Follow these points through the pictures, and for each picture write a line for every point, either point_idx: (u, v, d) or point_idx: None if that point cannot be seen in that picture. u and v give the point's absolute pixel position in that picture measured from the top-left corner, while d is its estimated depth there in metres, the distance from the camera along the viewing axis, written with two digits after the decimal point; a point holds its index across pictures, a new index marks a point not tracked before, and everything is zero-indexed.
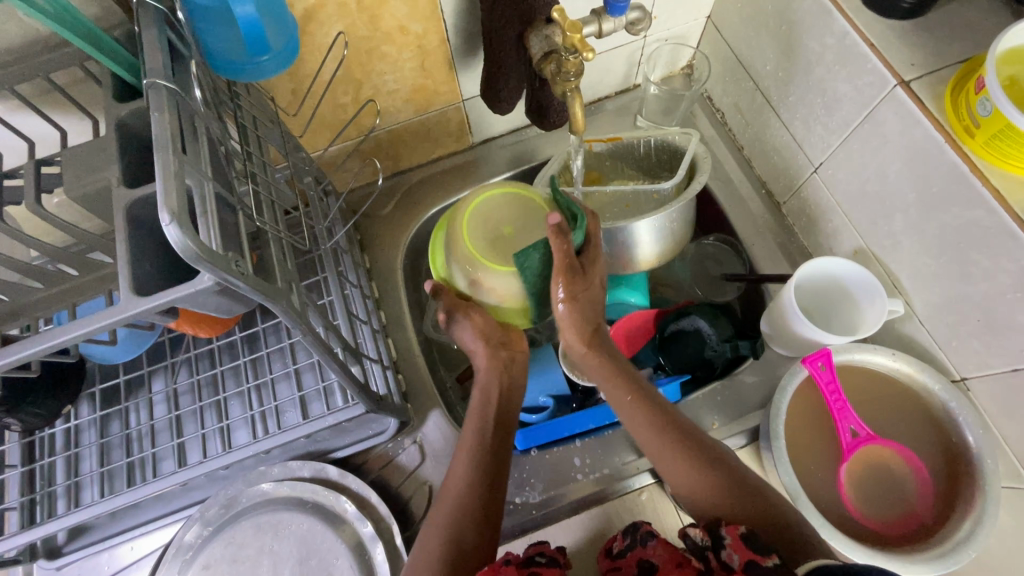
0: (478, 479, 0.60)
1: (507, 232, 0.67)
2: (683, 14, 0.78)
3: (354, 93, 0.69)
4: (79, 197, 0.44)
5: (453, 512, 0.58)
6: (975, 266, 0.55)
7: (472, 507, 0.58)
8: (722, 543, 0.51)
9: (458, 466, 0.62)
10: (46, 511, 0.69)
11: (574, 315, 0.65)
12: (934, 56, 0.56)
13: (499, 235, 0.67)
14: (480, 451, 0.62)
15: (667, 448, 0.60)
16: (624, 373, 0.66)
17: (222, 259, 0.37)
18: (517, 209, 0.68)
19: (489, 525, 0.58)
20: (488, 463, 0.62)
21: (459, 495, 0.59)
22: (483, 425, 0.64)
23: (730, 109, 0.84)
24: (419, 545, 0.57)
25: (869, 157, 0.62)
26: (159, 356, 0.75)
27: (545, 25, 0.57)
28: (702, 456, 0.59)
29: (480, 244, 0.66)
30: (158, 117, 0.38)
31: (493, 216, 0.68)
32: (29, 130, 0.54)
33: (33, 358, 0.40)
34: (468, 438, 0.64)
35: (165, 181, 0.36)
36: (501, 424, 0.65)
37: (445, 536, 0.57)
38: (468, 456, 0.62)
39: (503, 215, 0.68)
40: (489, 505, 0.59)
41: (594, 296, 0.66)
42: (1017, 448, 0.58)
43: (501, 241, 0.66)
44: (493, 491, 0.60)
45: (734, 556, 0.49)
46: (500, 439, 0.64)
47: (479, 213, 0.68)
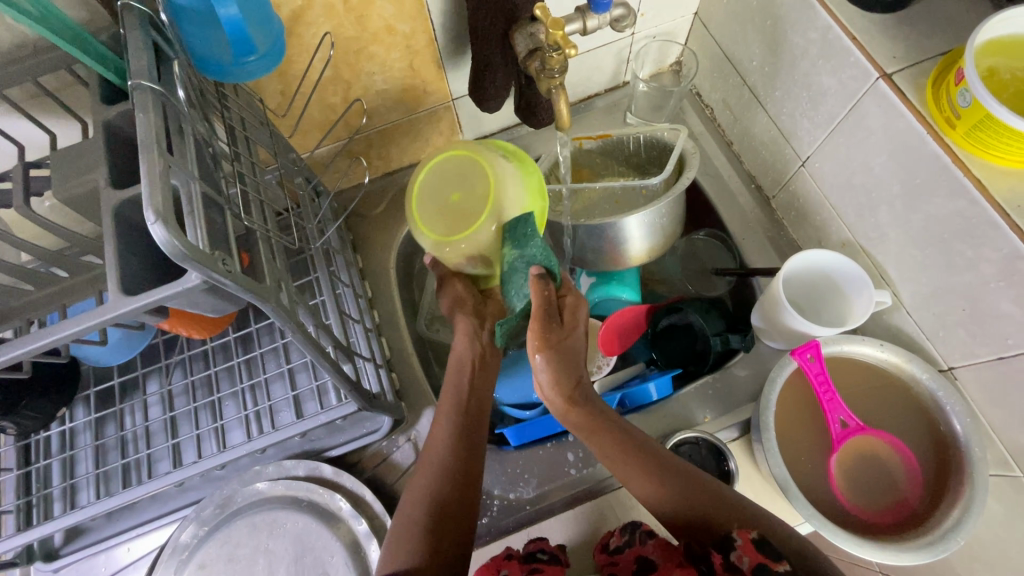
0: (455, 442, 0.61)
1: (454, 199, 0.62)
2: (670, 11, 0.79)
3: (343, 93, 0.69)
4: (69, 199, 0.44)
5: (436, 477, 0.58)
6: (960, 256, 0.55)
7: (453, 473, 0.59)
8: (731, 545, 0.50)
9: (438, 435, 0.62)
10: (42, 513, 0.69)
11: (560, 374, 0.59)
12: (916, 48, 0.57)
13: (450, 205, 0.62)
14: (457, 419, 0.63)
15: (631, 461, 0.59)
16: (605, 426, 0.61)
17: (209, 258, 0.37)
18: (459, 171, 0.63)
19: (468, 489, 0.59)
20: (466, 430, 0.62)
21: (439, 462, 0.60)
22: (460, 393, 0.65)
23: (719, 105, 0.84)
24: (401, 508, 0.58)
25: (854, 150, 0.63)
26: (154, 357, 0.76)
27: (529, 23, 0.57)
28: (664, 469, 0.58)
29: (436, 220, 0.62)
30: (144, 118, 0.38)
31: (439, 189, 0.63)
32: (19, 134, 0.54)
33: (24, 358, 0.40)
34: (445, 409, 0.64)
35: (150, 181, 0.36)
36: (477, 391, 0.66)
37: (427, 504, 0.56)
38: (447, 424, 0.63)
39: (446, 185, 0.63)
40: (466, 469, 0.59)
41: (578, 347, 0.62)
42: (1004, 436, 0.59)
43: (452, 209, 0.62)
44: (470, 453, 0.61)
45: (744, 559, 0.48)
46: (477, 407, 0.65)
47: (426, 195, 0.64)
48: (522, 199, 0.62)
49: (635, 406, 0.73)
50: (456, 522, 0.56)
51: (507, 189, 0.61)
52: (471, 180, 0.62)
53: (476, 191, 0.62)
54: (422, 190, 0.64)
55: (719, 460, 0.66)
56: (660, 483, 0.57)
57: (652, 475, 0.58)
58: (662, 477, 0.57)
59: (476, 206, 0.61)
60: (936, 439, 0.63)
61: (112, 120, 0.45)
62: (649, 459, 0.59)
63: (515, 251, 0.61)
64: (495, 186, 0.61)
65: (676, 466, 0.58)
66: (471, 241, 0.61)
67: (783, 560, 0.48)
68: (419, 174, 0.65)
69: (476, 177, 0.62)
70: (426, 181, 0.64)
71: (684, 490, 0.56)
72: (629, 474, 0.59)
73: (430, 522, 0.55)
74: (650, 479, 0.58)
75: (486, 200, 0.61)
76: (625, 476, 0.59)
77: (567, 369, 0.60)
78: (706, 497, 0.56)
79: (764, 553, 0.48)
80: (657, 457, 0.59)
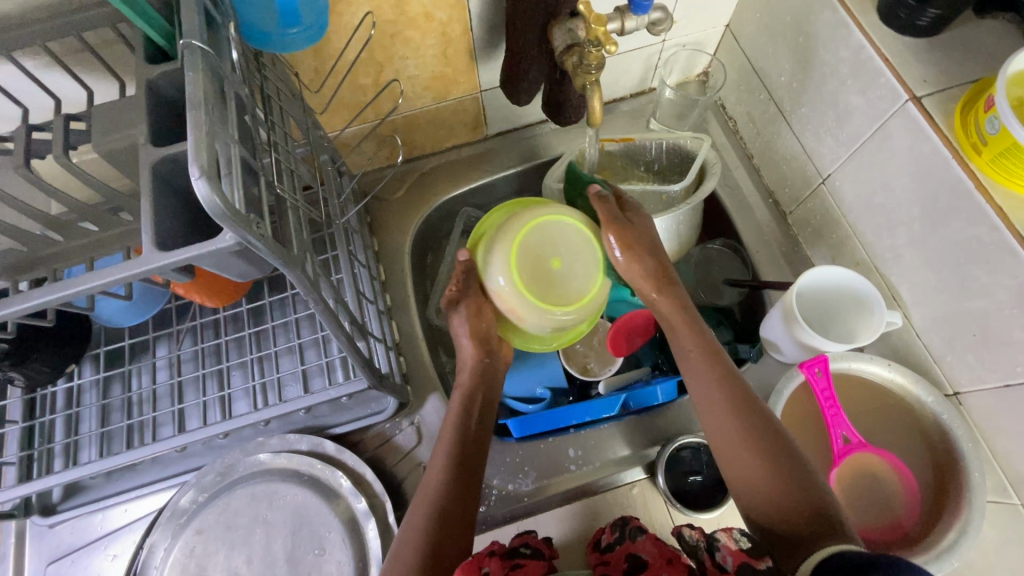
0: (450, 469, 0.58)
1: (554, 265, 0.66)
2: (703, 21, 0.80)
3: (376, 75, 0.70)
4: (107, 155, 0.45)
5: (432, 503, 0.56)
6: (975, 282, 0.56)
7: (449, 506, 0.56)
8: (716, 545, 0.51)
9: (438, 458, 0.59)
10: (44, 468, 0.70)
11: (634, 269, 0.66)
12: (946, 74, 0.57)
13: (549, 266, 0.65)
14: (457, 444, 0.60)
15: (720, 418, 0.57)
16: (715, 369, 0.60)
17: (246, 219, 0.38)
18: (573, 242, 0.67)
19: (462, 516, 0.56)
20: (466, 457, 0.59)
21: (437, 488, 0.57)
22: (466, 414, 0.62)
23: (743, 118, 0.85)
24: (405, 526, 0.56)
25: (877, 170, 0.63)
26: (165, 322, 0.76)
27: (569, 19, 0.58)
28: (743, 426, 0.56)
29: (529, 250, 0.65)
30: (192, 77, 0.39)
31: (552, 245, 0.66)
32: (58, 88, 0.55)
33: (52, 304, 0.40)
34: (446, 432, 0.61)
35: (197, 138, 0.36)
36: (483, 413, 0.63)
37: (422, 529, 0.54)
38: (447, 449, 0.59)
39: (559, 249, 0.66)
40: (459, 498, 0.57)
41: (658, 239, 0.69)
42: (1004, 463, 0.60)
43: (548, 280, 0.65)
44: (466, 480, 0.58)
45: (729, 559, 0.49)
46: (479, 426, 0.62)
47: (544, 230, 0.65)
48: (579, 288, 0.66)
49: (639, 408, 0.74)
50: (449, 549, 0.54)
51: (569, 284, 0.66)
52: (574, 252, 0.66)
53: (575, 272, 0.66)
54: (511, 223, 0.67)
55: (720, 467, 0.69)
56: (730, 432, 0.56)
57: (740, 442, 0.55)
58: (761, 457, 0.54)
59: (570, 283, 0.66)
60: (936, 461, 0.64)
61: (153, 80, 0.45)
62: (747, 422, 0.56)
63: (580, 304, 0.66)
64: (594, 293, 0.67)
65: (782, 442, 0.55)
66: (536, 312, 0.64)
67: (766, 557, 0.48)
68: (531, 224, 0.65)
69: (581, 279, 0.66)
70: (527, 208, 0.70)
71: (776, 470, 0.53)
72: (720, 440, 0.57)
73: (426, 547, 0.53)
74: (736, 449, 0.55)
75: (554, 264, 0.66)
76: (717, 437, 0.57)
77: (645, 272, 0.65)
78: (799, 482, 0.52)
79: (747, 552, 0.49)
80: (754, 427, 0.56)
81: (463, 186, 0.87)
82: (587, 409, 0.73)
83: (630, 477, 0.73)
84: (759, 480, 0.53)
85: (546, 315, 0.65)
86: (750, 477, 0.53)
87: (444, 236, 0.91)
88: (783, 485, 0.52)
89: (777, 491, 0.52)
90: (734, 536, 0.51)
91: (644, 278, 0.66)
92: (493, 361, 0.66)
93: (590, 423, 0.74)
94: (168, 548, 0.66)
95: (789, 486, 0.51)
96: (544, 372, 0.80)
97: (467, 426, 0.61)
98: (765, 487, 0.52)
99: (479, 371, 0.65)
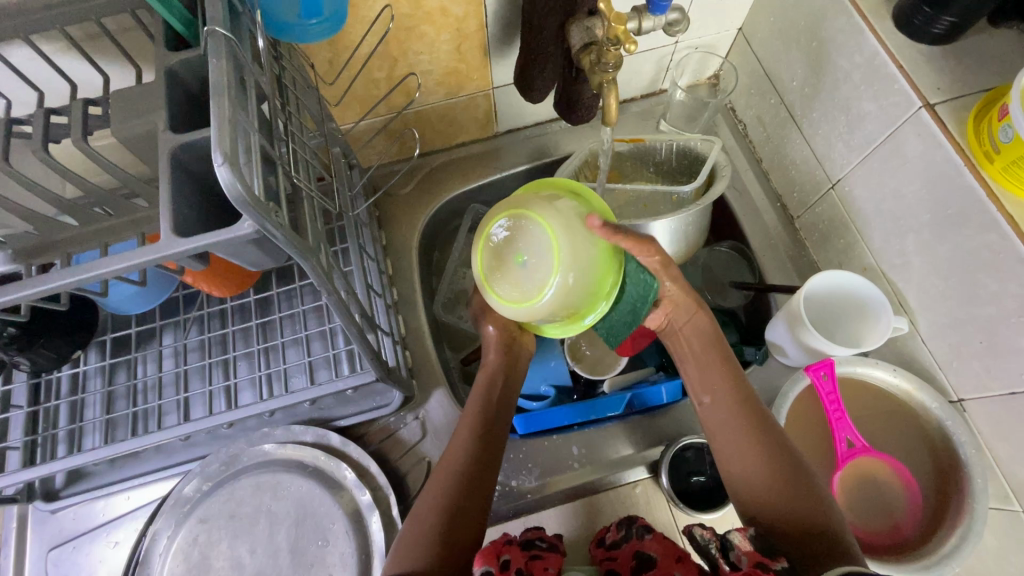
0: (472, 452, 0.60)
1: (517, 260, 0.57)
2: (716, 23, 0.80)
3: (389, 69, 0.70)
4: (125, 140, 0.45)
5: (450, 481, 0.57)
6: (983, 289, 0.56)
7: (467, 487, 0.57)
8: (730, 546, 0.50)
9: (460, 439, 0.61)
10: (48, 453, 0.69)
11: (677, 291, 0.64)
12: (959, 83, 0.58)
13: (510, 261, 0.57)
14: (480, 429, 0.62)
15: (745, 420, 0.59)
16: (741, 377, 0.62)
17: (266, 207, 0.38)
18: (530, 230, 0.57)
19: (479, 498, 0.57)
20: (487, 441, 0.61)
21: (460, 468, 0.58)
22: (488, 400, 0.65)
23: (753, 122, 0.85)
24: (426, 500, 0.56)
25: (888, 176, 0.64)
26: (172, 311, 0.76)
27: (587, 17, 0.58)
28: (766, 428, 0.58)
29: (491, 248, 0.59)
30: (216, 64, 0.39)
31: (511, 235, 0.58)
32: (75, 73, 0.55)
33: (67, 289, 0.40)
34: (469, 417, 0.63)
35: (220, 125, 0.37)
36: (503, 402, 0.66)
37: (439, 504, 0.55)
38: (470, 432, 0.61)
39: (518, 238, 0.57)
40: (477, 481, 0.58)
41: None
42: (1007, 470, 0.60)
43: (511, 275, 0.58)
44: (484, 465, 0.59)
45: (744, 559, 0.47)
46: (500, 414, 0.64)
47: (502, 222, 0.58)
48: (541, 278, 0.56)
49: (643, 407, 0.74)
50: (462, 528, 0.54)
51: (537, 276, 0.56)
52: (535, 241, 0.56)
53: (540, 262, 0.56)
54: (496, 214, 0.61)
55: None
56: (751, 433, 0.58)
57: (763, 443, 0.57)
58: (775, 466, 0.55)
59: (535, 276, 0.57)
60: (937, 466, 0.64)
61: (173, 67, 0.45)
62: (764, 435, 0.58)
63: (544, 300, 0.56)
64: (555, 283, 0.55)
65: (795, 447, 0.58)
66: (511, 315, 0.58)
67: (779, 559, 0.48)
68: (490, 220, 0.59)
69: (545, 268, 0.56)
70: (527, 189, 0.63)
71: (790, 480, 0.54)
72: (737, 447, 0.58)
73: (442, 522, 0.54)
74: (757, 448, 0.57)
75: (516, 257, 0.57)
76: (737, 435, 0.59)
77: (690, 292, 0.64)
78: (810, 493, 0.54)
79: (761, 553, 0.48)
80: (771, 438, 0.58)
81: (473, 182, 0.87)
82: (593, 407, 0.73)
83: (633, 477, 0.73)
84: (772, 485, 0.54)
85: (518, 313, 0.57)
86: (768, 475, 0.55)
87: (452, 232, 0.91)
88: (796, 493, 0.53)
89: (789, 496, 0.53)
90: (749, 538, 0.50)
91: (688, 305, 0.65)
92: (518, 351, 0.69)
93: (595, 421, 0.74)
94: (171, 537, 0.66)
95: (803, 496, 0.53)
96: (548, 369, 0.80)
97: (489, 413, 0.64)
98: (776, 493, 0.54)
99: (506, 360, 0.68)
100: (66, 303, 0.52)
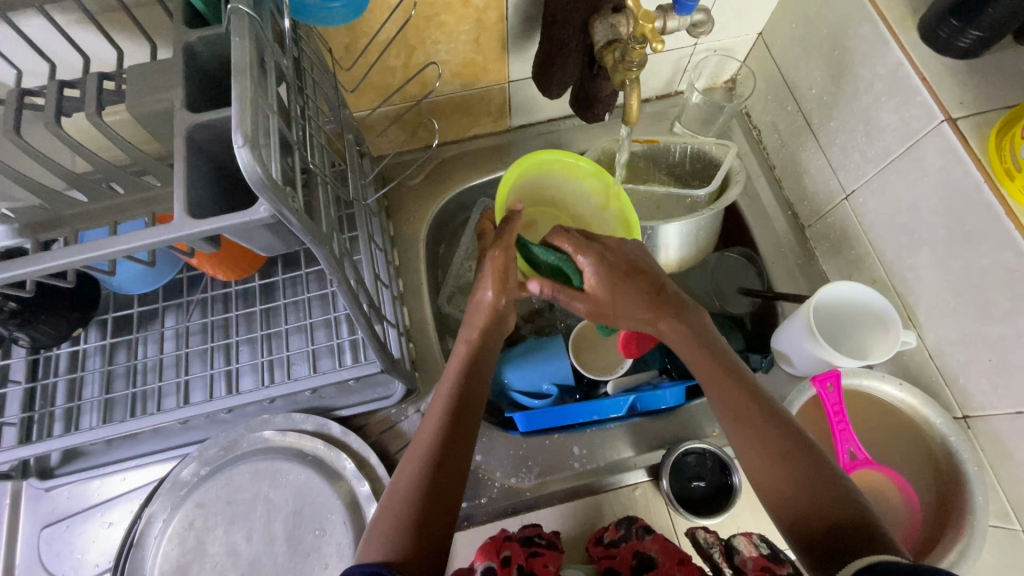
0: (447, 419, 0.54)
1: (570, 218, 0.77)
2: (737, 27, 0.79)
3: (406, 58, 0.69)
4: (139, 117, 0.44)
5: (423, 470, 0.51)
6: (996, 307, 0.56)
7: (448, 458, 0.52)
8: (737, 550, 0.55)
9: (429, 422, 0.55)
10: (44, 431, 0.69)
11: (617, 302, 0.59)
12: (984, 98, 0.57)
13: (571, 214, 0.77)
14: (450, 408, 0.55)
15: (748, 424, 0.54)
16: (726, 375, 0.57)
17: (283, 192, 0.37)
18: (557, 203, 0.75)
19: (457, 476, 0.52)
20: (462, 420, 0.55)
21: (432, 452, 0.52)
22: (462, 377, 0.57)
23: (768, 128, 0.85)
24: (390, 495, 0.51)
25: (904, 190, 0.63)
26: (175, 292, 0.76)
27: (611, 13, 0.58)
28: (769, 423, 0.54)
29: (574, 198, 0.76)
30: (238, 43, 0.38)
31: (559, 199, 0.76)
32: (89, 47, 0.54)
33: (74, 266, 0.40)
34: (445, 386, 0.57)
35: (241, 105, 0.36)
36: (476, 379, 0.58)
37: (418, 479, 0.50)
38: (439, 415, 0.55)
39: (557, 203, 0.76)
40: (461, 452, 0.53)
41: (633, 253, 0.62)
42: (1009, 488, 0.60)
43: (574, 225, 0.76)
44: (465, 434, 0.54)
45: (748, 563, 0.52)
46: (479, 377, 0.58)
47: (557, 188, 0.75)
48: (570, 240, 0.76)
49: (647, 410, 0.74)
50: (449, 502, 0.50)
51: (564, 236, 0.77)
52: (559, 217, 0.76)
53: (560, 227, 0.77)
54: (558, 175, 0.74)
55: (724, 474, 0.69)
56: (756, 439, 0.53)
57: (772, 449, 0.52)
58: (776, 457, 0.52)
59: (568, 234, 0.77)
60: (938, 481, 0.64)
61: (192, 44, 0.44)
62: (761, 420, 0.54)
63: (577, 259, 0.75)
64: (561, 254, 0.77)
65: (801, 442, 0.52)
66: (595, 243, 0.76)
67: (785, 563, 0.51)
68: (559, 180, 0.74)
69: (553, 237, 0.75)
70: (528, 172, 0.72)
71: (799, 469, 0.51)
72: (739, 442, 0.55)
73: (422, 498, 0.49)
74: (767, 455, 0.52)
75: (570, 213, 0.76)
76: (745, 444, 0.54)
77: (631, 296, 0.59)
78: (824, 476, 0.50)
79: (767, 557, 0.52)
80: (774, 423, 0.54)
81: (484, 176, 0.86)
82: (595, 408, 0.73)
83: (634, 479, 0.73)
84: (790, 492, 0.50)
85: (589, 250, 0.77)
86: (784, 487, 0.50)
87: (459, 225, 0.90)
88: (810, 486, 0.49)
89: (804, 490, 0.49)
90: (753, 543, 0.55)
91: (635, 309, 0.59)
92: (506, 315, 0.61)
93: (596, 421, 0.74)
94: (167, 520, 0.65)
95: (821, 496, 0.49)
96: (549, 368, 0.78)
97: (468, 377, 0.57)
98: (788, 488, 0.50)
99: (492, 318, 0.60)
100: (70, 279, 0.51)
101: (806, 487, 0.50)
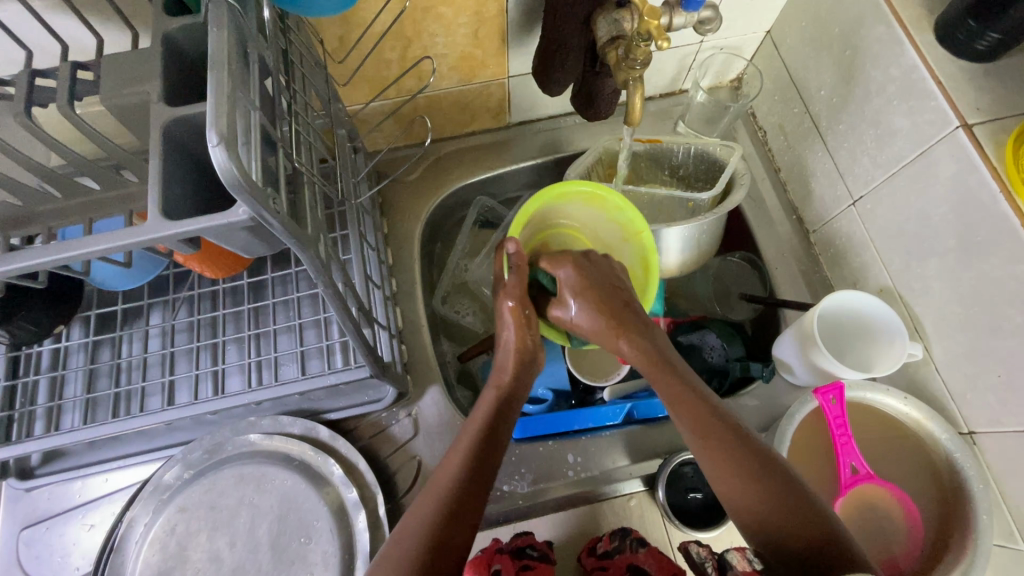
0: (475, 450, 0.53)
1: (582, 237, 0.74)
2: (745, 25, 0.77)
3: (402, 51, 0.66)
4: (114, 110, 0.41)
5: (439, 499, 0.50)
6: (1008, 321, 0.54)
7: (462, 498, 0.50)
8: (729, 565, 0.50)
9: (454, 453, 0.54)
10: (24, 431, 0.67)
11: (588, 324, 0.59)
12: (1002, 103, 0.55)
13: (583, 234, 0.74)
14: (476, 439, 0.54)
15: (722, 457, 0.51)
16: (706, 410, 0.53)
17: (262, 193, 0.35)
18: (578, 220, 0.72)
19: (472, 510, 0.50)
20: (484, 453, 0.53)
21: (449, 482, 0.51)
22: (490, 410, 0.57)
23: (774, 129, 0.82)
24: (404, 525, 0.49)
25: (914, 197, 0.61)
26: (161, 289, 0.74)
27: (615, 9, 0.55)
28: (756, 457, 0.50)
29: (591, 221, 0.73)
30: (217, 33, 0.36)
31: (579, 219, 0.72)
32: (67, 34, 0.52)
33: (43, 269, 0.37)
34: (475, 419, 0.56)
35: (216, 101, 0.34)
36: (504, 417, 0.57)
37: (428, 519, 0.48)
38: (466, 444, 0.54)
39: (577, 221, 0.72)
40: (476, 489, 0.51)
41: (603, 272, 0.63)
42: (1015, 507, 0.58)
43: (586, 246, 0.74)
44: (485, 474, 0.52)
45: None
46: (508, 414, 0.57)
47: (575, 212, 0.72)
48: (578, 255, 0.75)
49: (643, 418, 0.73)
50: (459, 536, 0.48)
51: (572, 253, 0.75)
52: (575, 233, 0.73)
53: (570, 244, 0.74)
54: (579, 202, 0.70)
55: None
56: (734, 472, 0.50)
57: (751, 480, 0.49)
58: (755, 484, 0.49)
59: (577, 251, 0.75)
60: (941, 498, 0.63)
61: (171, 34, 0.42)
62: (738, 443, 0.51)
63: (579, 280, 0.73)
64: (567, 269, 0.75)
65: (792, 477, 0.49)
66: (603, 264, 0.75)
67: None
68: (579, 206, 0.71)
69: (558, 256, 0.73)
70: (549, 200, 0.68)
71: (777, 491, 0.48)
72: (710, 462, 0.52)
73: (428, 544, 0.47)
74: (743, 486, 0.50)
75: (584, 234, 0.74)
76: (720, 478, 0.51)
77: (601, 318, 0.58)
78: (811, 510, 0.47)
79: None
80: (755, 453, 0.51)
81: (481, 173, 0.84)
82: (591, 415, 0.72)
83: (629, 489, 0.70)
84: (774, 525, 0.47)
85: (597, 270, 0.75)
86: (765, 517, 0.48)
87: (455, 224, 0.88)
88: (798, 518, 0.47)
89: (783, 509, 0.47)
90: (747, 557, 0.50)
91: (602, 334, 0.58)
92: (536, 355, 0.61)
93: (591, 429, 0.73)
94: (149, 524, 0.64)
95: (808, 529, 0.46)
96: (547, 372, 0.78)
97: (499, 413, 0.57)
98: (771, 511, 0.48)
99: (521, 365, 0.60)
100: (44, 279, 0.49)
101: (789, 509, 0.48)
